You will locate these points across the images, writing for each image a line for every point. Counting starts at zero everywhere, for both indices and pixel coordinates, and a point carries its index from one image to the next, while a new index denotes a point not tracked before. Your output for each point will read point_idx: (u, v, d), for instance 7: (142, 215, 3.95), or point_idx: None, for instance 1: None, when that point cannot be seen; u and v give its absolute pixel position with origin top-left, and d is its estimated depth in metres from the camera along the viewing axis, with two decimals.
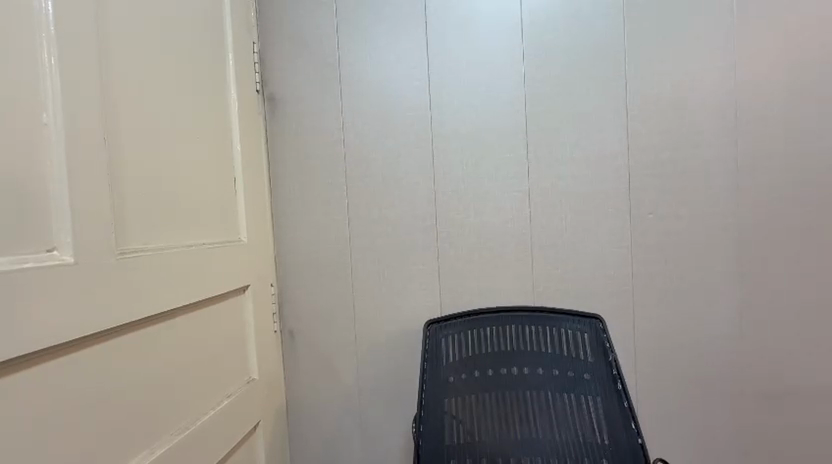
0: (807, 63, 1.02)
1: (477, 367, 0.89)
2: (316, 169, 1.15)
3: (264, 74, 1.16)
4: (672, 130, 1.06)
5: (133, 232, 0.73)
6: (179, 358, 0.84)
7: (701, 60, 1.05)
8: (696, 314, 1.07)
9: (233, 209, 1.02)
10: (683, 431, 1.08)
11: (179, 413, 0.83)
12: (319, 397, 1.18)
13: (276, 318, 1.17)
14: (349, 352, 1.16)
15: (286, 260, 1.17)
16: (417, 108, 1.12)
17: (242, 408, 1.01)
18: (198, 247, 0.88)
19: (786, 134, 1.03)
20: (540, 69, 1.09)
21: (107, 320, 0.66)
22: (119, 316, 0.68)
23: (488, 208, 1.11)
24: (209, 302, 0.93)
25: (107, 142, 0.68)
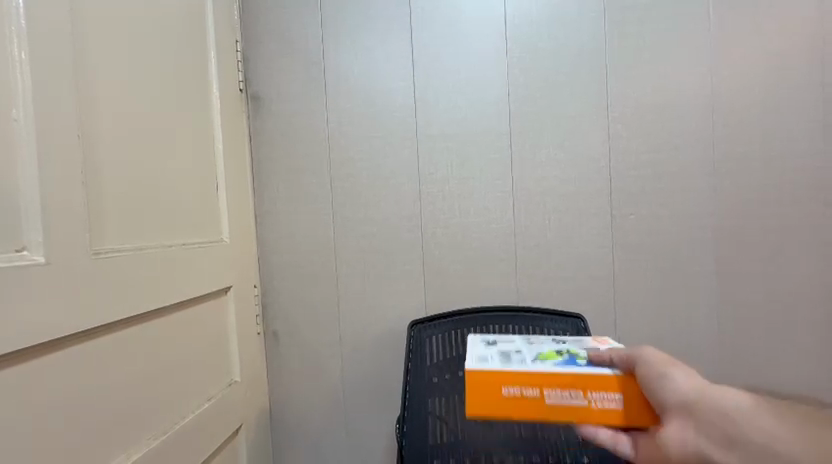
0: (783, 67, 1.05)
1: (461, 367, 0.90)
2: (301, 170, 1.14)
3: (248, 73, 1.15)
4: (654, 133, 1.08)
5: (109, 232, 0.71)
6: (159, 360, 0.82)
7: (681, 64, 1.07)
8: (677, 314, 1.09)
9: (216, 209, 1.01)
10: None
11: (159, 416, 0.81)
12: (303, 399, 1.17)
13: (259, 320, 1.16)
14: (334, 353, 1.15)
15: (270, 261, 1.16)
16: (402, 108, 1.12)
17: (224, 411, 0.99)
18: (178, 246, 0.86)
19: (762, 138, 1.06)
20: (524, 71, 1.10)
21: (85, 321, 0.64)
22: (97, 318, 0.66)
23: (474, 209, 1.11)
24: (191, 303, 0.91)
25: (84, 141, 0.67)
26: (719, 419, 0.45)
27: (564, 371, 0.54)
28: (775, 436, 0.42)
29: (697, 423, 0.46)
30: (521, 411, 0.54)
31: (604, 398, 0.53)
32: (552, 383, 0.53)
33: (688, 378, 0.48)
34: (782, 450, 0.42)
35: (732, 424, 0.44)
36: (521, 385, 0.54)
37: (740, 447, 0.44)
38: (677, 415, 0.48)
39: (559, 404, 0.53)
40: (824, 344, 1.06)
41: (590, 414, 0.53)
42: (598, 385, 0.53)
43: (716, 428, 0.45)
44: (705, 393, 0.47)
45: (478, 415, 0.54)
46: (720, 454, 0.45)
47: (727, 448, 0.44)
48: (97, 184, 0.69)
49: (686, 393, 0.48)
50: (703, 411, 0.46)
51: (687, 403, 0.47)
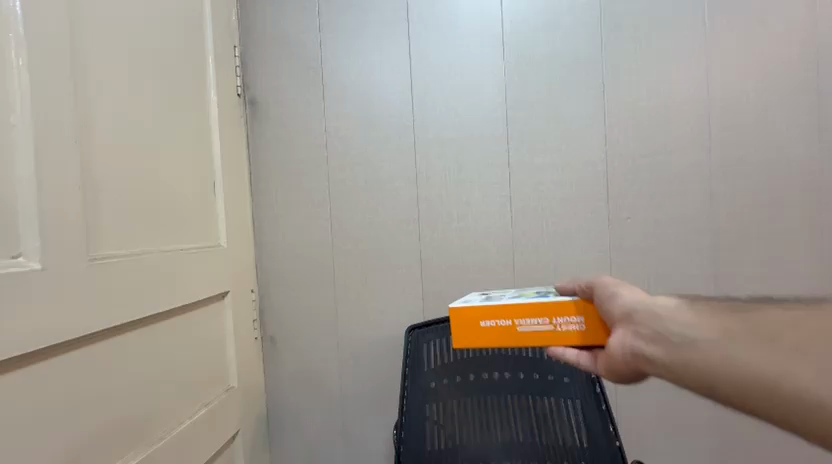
0: (777, 72, 1.06)
1: (459, 373, 0.89)
2: (299, 174, 1.15)
3: (245, 78, 1.15)
4: (651, 137, 1.09)
5: (106, 237, 0.71)
6: (156, 365, 0.81)
7: (676, 69, 1.08)
8: None
9: (213, 214, 1.01)
10: (662, 434, 1.10)
11: (155, 423, 0.80)
12: (301, 405, 1.17)
13: (257, 324, 1.15)
14: (332, 358, 1.15)
15: (267, 266, 1.16)
16: (400, 113, 1.12)
17: (222, 417, 0.99)
18: (176, 251, 0.86)
19: (757, 141, 1.07)
20: (521, 76, 1.10)
21: (82, 326, 0.64)
22: (94, 323, 0.66)
23: (472, 213, 1.12)
24: (189, 308, 0.91)
25: (81, 146, 0.67)
26: (649, 319, 0.53)
27: (532, 303, 0.62)
28: (693, 329, 0.50)
29: (634, 325, 0.54)
30: (498, 339, 0.63)
31: (568, 322, 0.61)
32: (523, 314, 0.62)
33: (631, 293, 0.57)
34: (696, 338, 0.49)
35: (659, 322, 0.52)
36: (497, 317, 0.63)
37: (663, 339, 0.51)
38: (620, 322, 0.56)
39: (529, 331, 0.62)
40: None
41: (556, 337, 0.61)
42: (562, 312, 0.61)
43: (647, 326, 0.53)
44: (641, 301, 0.55)
45: (464, 345, 0.64)
46: (650, 348, 0.52)
47: (655, 343, 0.52)
48: (95, 190, 0.69)
49: (628, 303, 0.56)
50: (638, 315, 0.54)
51: (629, 312, 0.55)
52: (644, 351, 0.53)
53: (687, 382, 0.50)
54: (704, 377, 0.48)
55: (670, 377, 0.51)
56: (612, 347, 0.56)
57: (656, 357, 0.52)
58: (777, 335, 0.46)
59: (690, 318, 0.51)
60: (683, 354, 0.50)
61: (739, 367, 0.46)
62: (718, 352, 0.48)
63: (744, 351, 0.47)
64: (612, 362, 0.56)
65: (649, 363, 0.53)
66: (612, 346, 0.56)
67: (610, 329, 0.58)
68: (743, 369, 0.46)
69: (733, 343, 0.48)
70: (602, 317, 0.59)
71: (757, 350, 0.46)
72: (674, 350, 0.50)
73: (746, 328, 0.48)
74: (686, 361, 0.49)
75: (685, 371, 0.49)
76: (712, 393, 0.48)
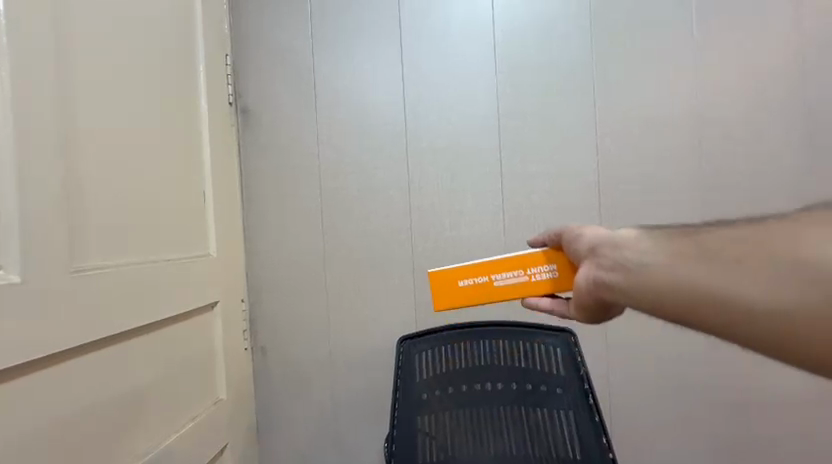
0: (765, 82, 1.07)
1: (451, 383, 0.89)
2: (291, 183, 1.14)
3: (237, 87, 1.15)
4: (642, 147, 1.09)
5: (91, 249, 0.70)
6: (139, 379, 0.79)
7: (666, 80, 1.09)
8: (668, 328, 1.09)
9: (203, 223, 1.00)
10: (657, 444, 1.10)
11: (137, 438, 0.78)
12: (292, 416, 1.15)
13: (247, 335, 1.14)
14: (324, 369, 1.14)
15: (258, 275, 1.15)
16: (393, 122, 1.12)
17: (210, 430, 0.97)
18: (163, 262, 0.85)
19: (747, 151, 1.08)
20: (513, 86, 1.11)
21: (63, 341, 0.63)
22: (76, 336, 0.65)
23: (465, 222, 1.11)
24: (176, 320, 0.90)
25: (66, 156, 0.66)
26: (610, 250, 0.54)
27: (505, 257, 0.63)
28: (649, 255, 0.51)
29: (596, 258, 0.55)
30: (477, 297, 0.63)
31: (541, 271, 0.62)
32: (498, 269, 0.62)
33: (595, 229, 0.58)
34: (651, 263, 0.51)
35: (619, 251, 0.53)
36: (473, 275, 0.63)
37: (622, 267, 0.53)
38: (584, 257, 0.57)
39: (505, 285, 0.62)
40: None
41: (531, 288, 0.62)
42: (534, 262, 0.62)
43: (608, 257, 0.54)
44: (604, 235, 0.56)
45: (443, 307, 0.64)
46: (611, 277, 0.53)
47: (614, 271, 0.53)
48: (80, 200, 0.68)
49: (592, 238, 0.57)
50: (601, 248, 0.55)
51: (593, 248, 0.56)
52: (604, 282, 0.54)
53: (643, 306, 0.51)
54: (658, 298, 0.50)
55: (627, 303, 0.53)
56: (577, 283, 0.57)
57: (615, 283, 0.53)
58: (723, 250, 0.47)
59: (647, 246, 0.52)
60: (639, 279, 0.51)
61: (687, 285, 0.48)
62: (669, 274, 0.49)
63: (692, 269, 0.48)
64: (576, 297, 0.58)
65: (609, 292, 0.54)
66: (578, 282, 0.57)
67: (576, 266, 0.59)
68: (691, 284, 0.48)
69: (682, 262, 0.49)
70: (570, 258, 0.60)
71: (703, 266, 0.47)
72: (633, 274, 0.52)
73: (694, 248, 0.49)
74: (642, 286, 0.51)
75: (641, 290, 0.51)
76: (665, 313, 0.50)
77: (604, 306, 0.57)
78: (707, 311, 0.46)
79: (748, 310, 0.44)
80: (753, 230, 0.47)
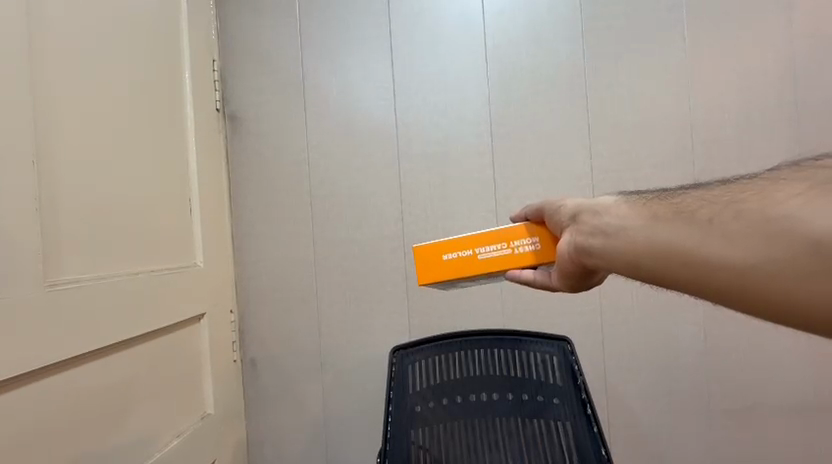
0: (757, 84, 1.07)
1: (445, 394, 0.86)
2: (280, 191, 1.12)
3: (225, 92, 1.13)
4: (633, 150, 1.09)
5: (66, 261, 0.67)
6: (125, 394, 0.77)
7: (658, 83, 1.08)
8: (665, 333, 1.08)
9: (188, 232, 0.97)
10: (654, 453, 1.08)
11: (123, 457, 0.75)
12: (283, 429, 1.12)
13: (236, 346, 1.11)
14: (314, 381, 1.11)
15: (247, 284, 1.12)
16: (384, 126, 1.11)
17: (197, 447, 0.93)
18: (146, 273, 0.82)
19: (741, 154, 1.07)
20: (504, 89, 1.10)
21: (34, 358, 0.59)
22: (48, 353, 0.61)
23: (457, 228, 1.10)
24: (158, 333, 0.86)
25: (39, 166, 0.63)
26: (591, 217, 0.55)
27: (488, 231, 0.62)
28: (628, 219, 0.52)
29: (578, 225, 0.56)
30: (461, 271, 0.63)
31: (524, 243, 0.61)
32: (481, 243, 0.62)
33: (577, 199, 0.58)
34: (630, 228, 0.51)
35: (600, 218, 0.54)
36: (457, 249, 0.63)
37: (603, 232, 0.53)
38: (567, 225, 0.58)
39: (487, 257, 0.62)
40: (809, 360, 1.05)
41: (513, 260, 0.61)
42: (516, 234, 0.62)
43: (588, 224, 0.55)
44: (584, 204, 0.57)
45: (427, 281, 0.64)
46: (590, 241, 0.54)
47: (595, 235, 0.54)
48: (54, 210, 0.65)
49: (574, 207, 0.58)
50: (582, 215, 0.56)
51: (574, 216, 0.57)
52: (586, 247, 0.54)
53: (624, 269, 0.52)
54: (635, 260, 0.51)
55: (609, 266, 0.53)
56: (559, 250, 0.57)
57: (594, 248, 0.53)
58: (695, 210, 0.48)
59: (626, 212, 0.53)
60: (620, 243, 0.51)
61: (662, 245, 0.49)
62: (648, 237, 0.50)
63: (669, 229, 0.49)
64: (559, 264, 0.58)
65: (589, 257, 0.54)
66: (560, 249, 0.57)
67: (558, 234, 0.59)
68: (668, 245, 0.48)
69: (662, 224, 0.49)
70: (551, 230, 0.61)
71: (677, 225, 0.48)
72: (611, 239, 0.52)
73: (670, 211, 0.50)
74: (622, 249, 0.51)
75: (619, 254, 0.52)
76: (644, 273, 0.50)
77: (586, 273, 0.58)
78: (684, 269, 0.47)
79: (721, 263, 0.45)
80: (723, 194, 0.48)
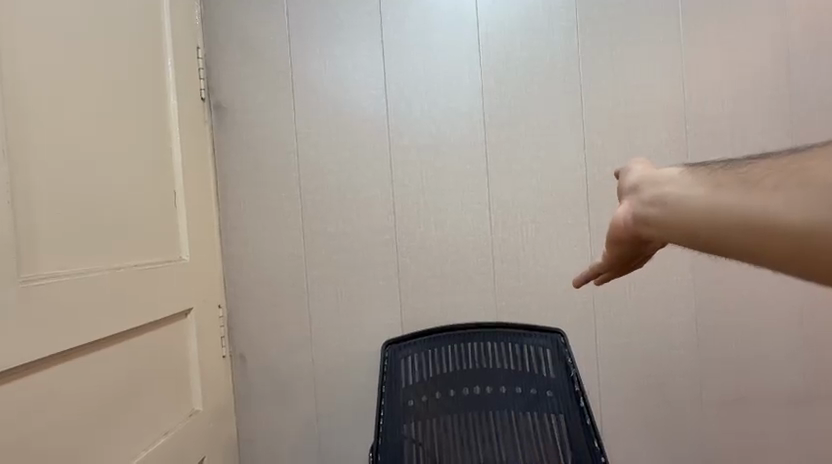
0: (751, 73, 1.06)
1: (439, 388, 0.86)
2: (269, 183, 1.09)
3: (210, 81, 1.09)
4: (628, 141, 1.08)
5: (41, 255, 0.64)
6: (109, 392, 0.74)
7: (652, 74, 1.07)
8: (657, 325, 1.08)
9: (173, 226, 0.94)
10: (646, 443, 1.09)
11: (110, 453, 0.74)
12: (274, 425, 1.10)
13: (225, 342, 1.09)
14: (305, 376, 1.09)
15: (235, 279, 1.10)
16: (374, 116, 1.08)
17: (186, 444, 0.91)
18: (129, 268, 0.79)
19: (734, 146, 1.07)
20: (499, 78, 1.08)
21: (8, 356, 0.56)
22: (23, 351, 0.58)
23: (450, 220, 1.08)
24: (146, 329, 0.84)
25: (8, 153, 0.60)
26: (650, 187, 0.52)
27: None
28: (691, 189, 0.48)
29: (639, 194, 0.53)
30: None
31: None
32: None
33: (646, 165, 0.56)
34: (690, 197, 0.48)
35: (660, 187, 0.51)
36: None
37: (662, 201, 0.50)
38: (628, 193, 0.55)
39: None
40: (798, 351, 1.06)
41: None
42: None
43: (649, 193, 0.52)
44: (652, 173, 0.54)
45: None
46: (650, 210, 0.52)
47: (654, 204, 0.51)
48: (26, 200, 0.62)
49: (638, 175, 0.55)
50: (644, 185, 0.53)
51: (637, 184, 0.54)
52: (641, 216, 0.53)
53: (677, 238, 0.50)
54: (695, 231, 0.47)
55: (665, 236, 0.51)
56: (615, 218, 0.55)
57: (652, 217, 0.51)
58: (759, 179, 0.43)
59: (688, 182, 0.49)
60: (677, 211, 0.49)
61: (725, 213, 0.45)
62: (711, 207, 0.46)
63: (728, 197, 0.45)
64: (614, 233, 0.56)
65: (647, 227, 0.52)
66: (616, 217, 0.55)
67: (619, 202, 0.57)
68: (733, 212, 0.44)
69: (723, 193, 0.45)
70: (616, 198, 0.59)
71: (737, 194, 0.44)
72: (671, 209, 0.49)
73: (733, 180, 0.45)
74: (681, 221, 0.48)
75: (677, 225, 0.49)
76: (703, 242, 0.47)
77: (642, 243, 0.55)
78: (739, 234, 0.44)
79: (782, 225, 0.41)
80: (791, 161, 0.42)
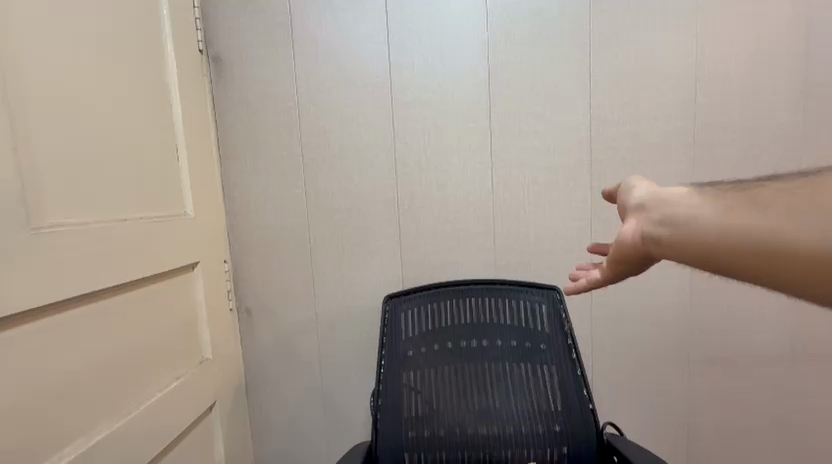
0: (769, 28, 1.02)
1: (437, 341, 0.89)
2: (270, 140, 1.08)
3: (207, 33, 1.06)
4: (635, 101, 1.05)
5: (49, 204, 0.65)
6: (122, 338, 0.78)
7: (664, 28, 1.03)
8: (652, 285, 1.10)
9: (176, 181, 0.95)
10: (635, 397, 1.13)
11: (128, 392, 0.79)
12: (281, 374, 1.16)
13: (231, 295, 1.12)
14: (309, 330, 1.14)
15: (239, 234, 1.12)
16: (375, 72, 1.06)
17: (197, 389, 0.97)
18: (135, 221, 0.81)
19: (745, 106, 1.04)
20: (504, 32, 1.04)
21: (7, 304, 0.57)
22: (25, 297, 0.59)
23: (452, 180, 1.08)
24: (154, 280, 0.87)
25: (7, 98, 0.60)
26: (658, 206, 0.52)
27: None
28: (699, 208, 0.48)
29: (646, 212, 0.53)
30: None
31: None
32: None
33: (649, 187, 0.56)
34: (701, 216, 0.48)
35: (668, 206, 0.51)
36: None
37: (671, 221, 0.50)
38: (633, 211, 0.55)
39: None
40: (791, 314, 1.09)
41: None
42: None
43: (657, 212, 0.52)
44: (657, 193, 0.54)
45: None
46: (657, 229, 0.51)
47: (662, 223, 0.51)
48: (26, 149, 0.62)
49: (643, 195, 0.55)
50: (651, 203, 0.53)
51: (643, 202, 0.54)
52: (649, 235, 0.52)
53: (685, 256, 0.49)
54: (705, 251, 0.47)
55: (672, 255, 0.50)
56: (622, 235, 0.55)
57: (661, 236, 0.51)
58: (770, 202, 0.44)
59: (699, 202, 0.49)
60: (686, 231, 0.48)
61: (734, 233, 0.45)
62: (722, 226, 0.46)
63: (739, 218, 0.45)
64: (620, 249, 0.55)
65: (654, 245, 0.51)
66: (623, 234, 0.55)
67: (622, 220, 0.57)
68: (743, 234, 0.44)
69: (732, 214, 0.46)
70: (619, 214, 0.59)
71: (747, 214, 0.45)
72: (680, 228, 0.49)
73: (743, 203, 0.46)
74: (693, 241, 0.48)
75: (688, 245, 0.48)
76: (714, 263, 0.47)
77: (645, 261, 0.55)
78: (749, 257, 0.44)
79: (788, 248, 0.42)
80: (805, 185, 0.43)
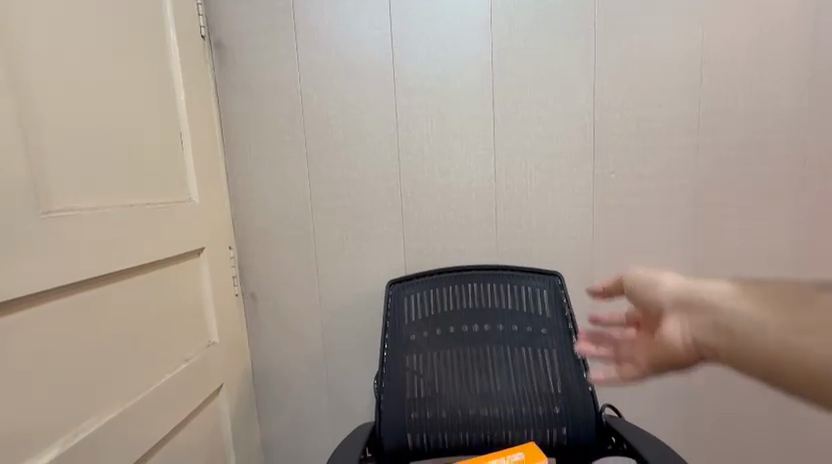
0: (777, 12, 1.00)
1: (440, 325, 0.90)
2: (273, 126, 1.09)
3: (209, 19, 1.06)
4: (640, 86, 1.04)
5: (61, 189, 0.66)
6: (133, 321, 0.80)
7: (670, 13, 1.02)
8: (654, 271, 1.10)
9: (181, 167, 0.95)
10: (635, 382, 1.15)
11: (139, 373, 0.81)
12: (286, 358, 1.18)
13: (236, 281, 1.14)
14: (313, 315, 1.15)
15: (244, 221, 1.13)
16: (378, 58, 1.05)
17: (205, 372, 0.99)
18: (143, 206, 0.82)
19: (751, 92, 1.03)
20: (507, 17, 1.03)
21: (20, 285, 0.58)
22: (39, 279, 0.61)
23: (454, 167, 1.08)
24: (161, 265, 0.88)
25: (17, 83, 0.60)
26: (708, 308, 0.46)
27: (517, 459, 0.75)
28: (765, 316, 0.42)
29: (695, 313, 0.47)
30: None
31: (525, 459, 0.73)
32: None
33: (676, 278, 0.52)
34: (768, 328, 0.41)
35: (721, 310, 0.45)
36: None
37: (727, 330, 0.44)
38: (673, 311, 0.50)
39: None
40: None
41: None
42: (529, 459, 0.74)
43: (709, 316, 0.46)
44: (696, 289, 0.49)
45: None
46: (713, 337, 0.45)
47: (717, 330, 0.45)
48: (37, 134, 0.63)
49: (673, 290, 0.51)
50: (699, 303, 0.47)
51: (688, 299, 0.49)
52: (701, 340, 0.46)
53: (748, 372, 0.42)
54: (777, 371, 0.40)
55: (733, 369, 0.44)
56: (667, 337, 0.49)
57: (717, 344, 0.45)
58: None
59: (762, 311, 0.42)
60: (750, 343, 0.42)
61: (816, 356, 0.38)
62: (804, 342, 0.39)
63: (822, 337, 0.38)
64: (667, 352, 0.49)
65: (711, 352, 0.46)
66: (668, 336, 0.49)
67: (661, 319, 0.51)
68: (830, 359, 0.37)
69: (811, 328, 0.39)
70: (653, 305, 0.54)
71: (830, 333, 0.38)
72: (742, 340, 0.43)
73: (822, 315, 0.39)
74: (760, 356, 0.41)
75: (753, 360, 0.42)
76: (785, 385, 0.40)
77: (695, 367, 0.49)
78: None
79: None
80: None
